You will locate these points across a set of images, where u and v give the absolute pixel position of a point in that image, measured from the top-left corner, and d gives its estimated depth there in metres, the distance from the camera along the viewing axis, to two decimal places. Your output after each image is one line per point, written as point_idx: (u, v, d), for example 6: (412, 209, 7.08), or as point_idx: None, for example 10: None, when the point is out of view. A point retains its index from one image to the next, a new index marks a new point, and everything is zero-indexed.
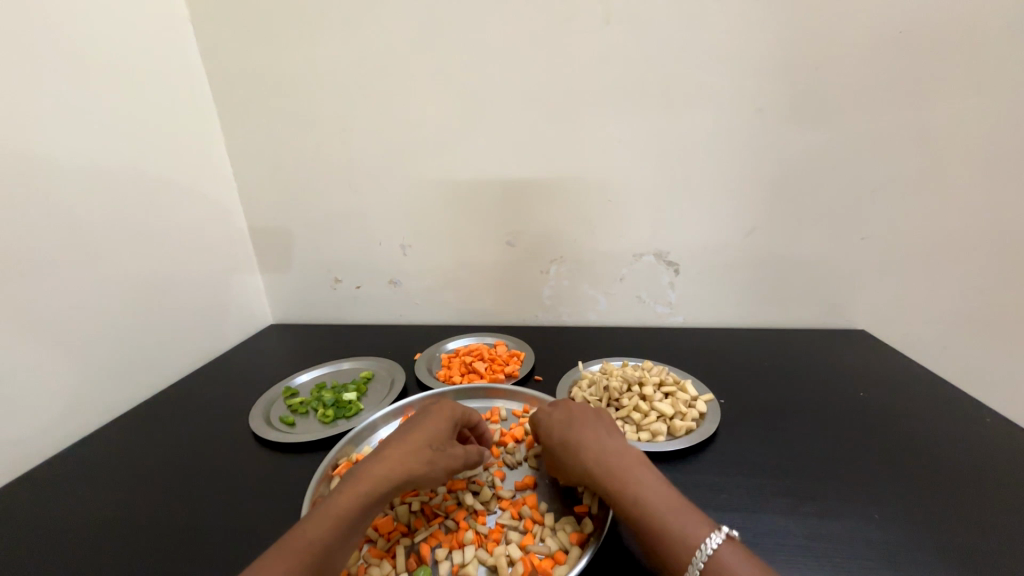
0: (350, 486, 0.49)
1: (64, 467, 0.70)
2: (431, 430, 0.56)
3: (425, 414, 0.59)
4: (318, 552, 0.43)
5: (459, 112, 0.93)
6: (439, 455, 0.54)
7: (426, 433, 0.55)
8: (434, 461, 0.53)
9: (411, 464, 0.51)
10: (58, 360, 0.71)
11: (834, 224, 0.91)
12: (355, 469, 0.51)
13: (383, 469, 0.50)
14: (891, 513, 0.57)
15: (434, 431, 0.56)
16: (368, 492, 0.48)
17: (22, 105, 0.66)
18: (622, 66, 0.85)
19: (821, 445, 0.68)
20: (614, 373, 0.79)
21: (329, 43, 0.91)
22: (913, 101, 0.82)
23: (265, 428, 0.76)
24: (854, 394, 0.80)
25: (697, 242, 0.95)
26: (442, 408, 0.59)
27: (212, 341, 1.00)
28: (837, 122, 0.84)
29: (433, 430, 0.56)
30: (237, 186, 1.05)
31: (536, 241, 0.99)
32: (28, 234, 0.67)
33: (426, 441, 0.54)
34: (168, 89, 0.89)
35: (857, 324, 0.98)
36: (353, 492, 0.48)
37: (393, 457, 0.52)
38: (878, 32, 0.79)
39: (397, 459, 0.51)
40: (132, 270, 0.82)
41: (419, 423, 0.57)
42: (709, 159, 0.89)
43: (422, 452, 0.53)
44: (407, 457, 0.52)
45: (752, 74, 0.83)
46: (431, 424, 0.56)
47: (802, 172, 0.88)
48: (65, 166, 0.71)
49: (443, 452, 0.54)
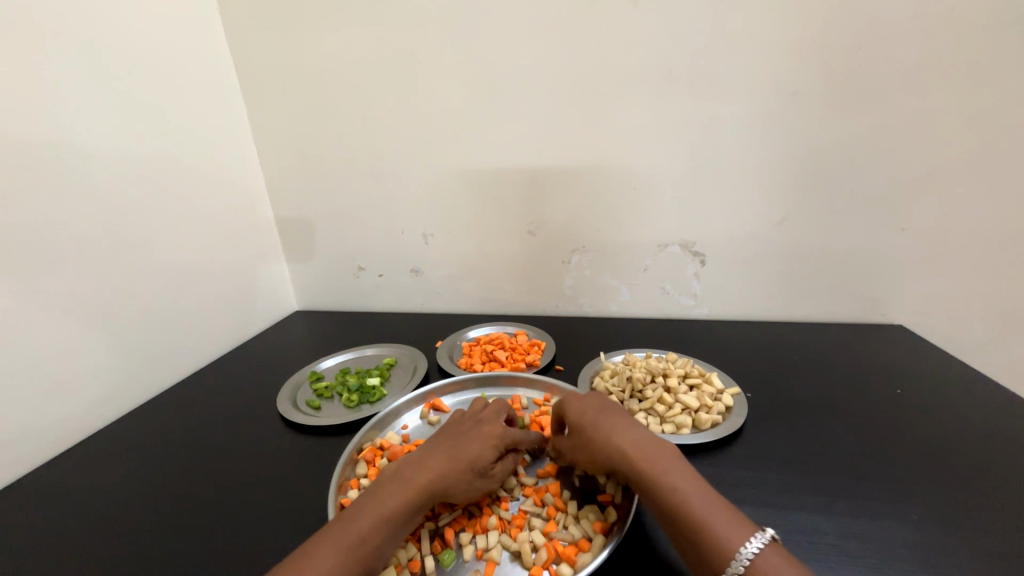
0: (395, 491, 0.49)
1: (106, 444, 0.74)
2: (481, 455, 0.54)
3: (475, 430, 0.57)
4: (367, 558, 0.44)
5: (482, 100, 0.92)
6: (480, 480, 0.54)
7: (474, 456, 0.54)
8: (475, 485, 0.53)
9: (456, 485, 0.52)
10: (99, 342, 0.75)
11: (873, 213, 0.86)
12: (400, 475, 0.51)
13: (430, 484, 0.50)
14: (931, 514, 0.54)
15: (484, 455, 0.55)
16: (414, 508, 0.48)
17: (61, 98, 0.68)
18: (650, 50, 0.83)
19: (854, 442, 0.66)
20: (637, 364, 0.78)
21: (353, 30, 0.91)
22: (964, 81, 0.77)
23: (291, 411, 0.78)
24: (890, 391, 0.77)
25: (725, 232, 0.92)
26: (491, 431, 0.57)
27: (240, 326, 1.03)
28: (879, 106, 0.80)
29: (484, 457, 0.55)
30: (264, 175, 1.07)
31: (558, 231, 0.98)
32: (69, 222, 0.70)
33: (470, 465, 0.53)
34: (197, 80, 0.91)
35: (894, 319, 0.94)
36: (402, 504, 0.48)
37: (437, 474, 0.51)
38: (928, 8, 0.74)
39: (440, 478, 0.51)
40: (165, 257, 0.85)
41: (473, 443, 0.55)
42: (740, 146, 0.86)
43: (468, 475, 0.53)
44: (449, 479, 0.51)
45: (788, 56, 0.79)
46: (483, 448, 0.55)
47: (839, 159, 0.84)
48: (102, 156, 0.74)
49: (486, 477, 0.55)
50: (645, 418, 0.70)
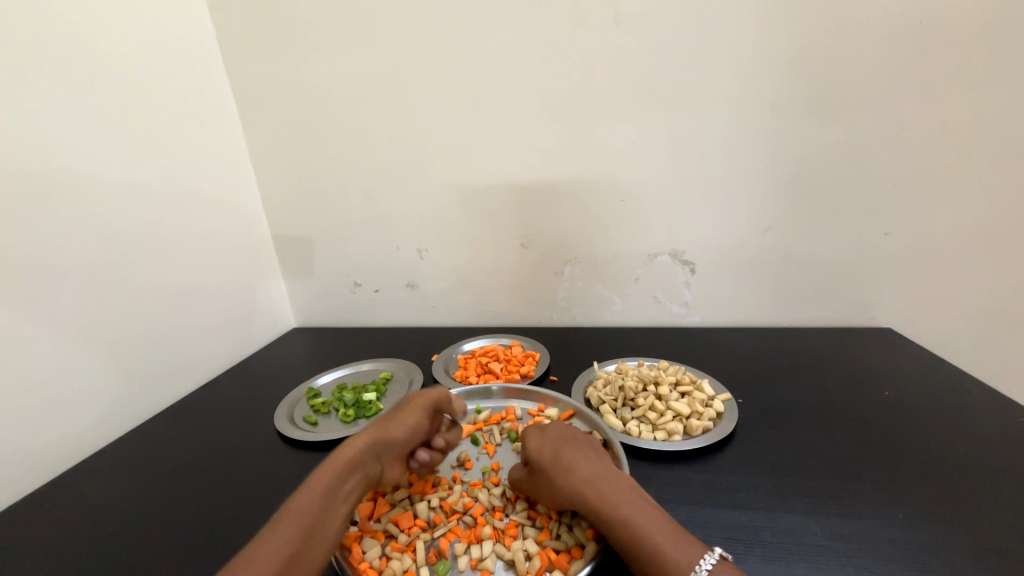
0: (332, 460, 0.54)
1: (102, 464, 0.74)
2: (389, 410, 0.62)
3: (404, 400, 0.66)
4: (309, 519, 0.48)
5: (474, 118, 0.95)
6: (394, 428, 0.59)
7: (393, 413, 0.62)
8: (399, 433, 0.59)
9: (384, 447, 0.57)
10: (100, 362, 0.76)
11: (855, 219, 0.89)
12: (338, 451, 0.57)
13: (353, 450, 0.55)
14: (919, 514, 0.55)
15: (401, 408, 0.62)
16: (342, 468, 0.53)
17: (66, 125, 0.71)
18: (633, 67, 0.86)
19: (844, 445, 0.67)
20: (629, 372, 0.79)
21: (346, 56, 0.95)
22: (936, 91, 0.80)
23: (288, 428, 0.79)
24: (878, 393, 0.78)
25: (713, 241, 0.94)
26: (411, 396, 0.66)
27: (238, 345, 1.04)
28: (854, 116, 0.83)
29: (414, 427, 0.60)
30: (261, 196, 1.09)
31: (549, 243, 1.00)
32: (71, 244, 0.72)
33: (393, 419, 0.61)
34: (192, 103, 0.93)
35: (882, 322, 0.95)
36: (333, 474, 0.52)
37: (363, 432, 0.58)
38: (895, 24, 0.78)
39: (366, 433, 0.58)
40: (164, 276, 0.87)
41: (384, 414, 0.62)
42: (723, 158, 0.88)
43: (387, 427, 0.59)
44: (374, 431, 0.58)
45: (765, 71, 0.83)
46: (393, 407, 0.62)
47: (819, 168, 0.86)
48: (103, 179, 0.76)
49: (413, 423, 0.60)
50: (638, 425, 0.71)
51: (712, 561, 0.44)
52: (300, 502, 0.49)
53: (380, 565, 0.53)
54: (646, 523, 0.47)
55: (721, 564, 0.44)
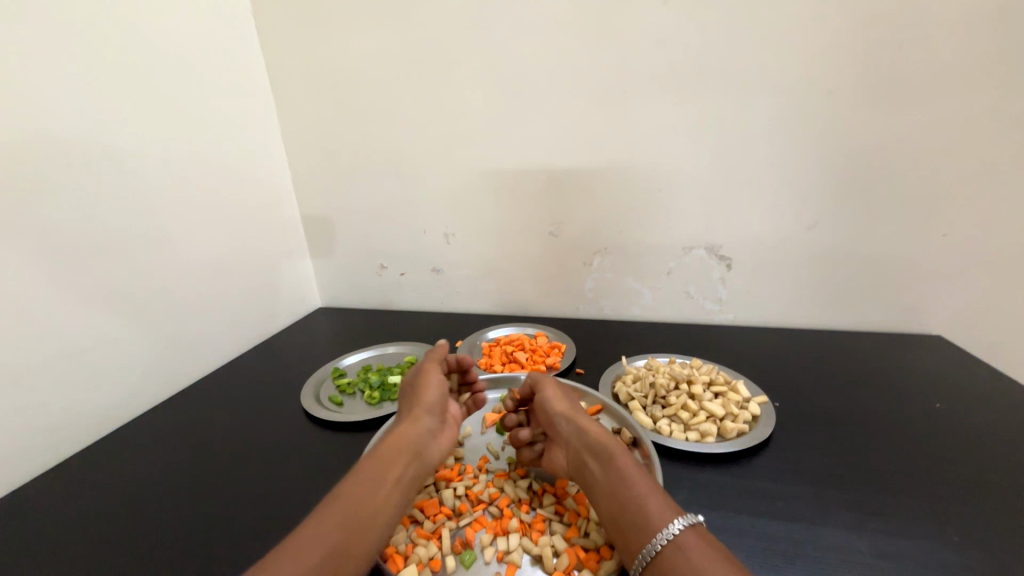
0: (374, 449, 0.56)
1: (138, 433, 0.77)
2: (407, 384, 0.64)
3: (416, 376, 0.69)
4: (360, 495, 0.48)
5: (507, 100, 0.92)
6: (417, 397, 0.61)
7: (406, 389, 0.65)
8: (427, 400, 0.60)
9: (422, 418, 0.58)
10: (134, 334, 0.78)
11: (911, 219, 0.83)
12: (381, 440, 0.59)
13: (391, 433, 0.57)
14: (976, 537, 0.51)
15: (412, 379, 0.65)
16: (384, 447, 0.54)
17: (105, 99, 0.72)
18: (679, 47, 0.81)
19: (890, 458, 0.63)
20: (660, 369, 0.77)
21: (378, 32, 0.93)
22: (1018, 79, 0.72)
23: (314, 406, 0.79)
24: (927, 405, 0.73)
25: (753, 237, 0.90)
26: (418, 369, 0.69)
27: (266, 322, 1.06)
28: (921, 106, 0.77)
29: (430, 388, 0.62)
30: (291, 176, 1.10)
31: (579, 232, 0.97)
32: (108, 216, 0.73)
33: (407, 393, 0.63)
34: (226, 79, 0.93)
35: (933, 330, 0.89)
36: (377, 455, 0.53)
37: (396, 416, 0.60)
38: (976, 5, 0.71)
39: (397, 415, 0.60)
40: (197, 253, 0.88)
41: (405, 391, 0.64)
42: (771, 148, 0.83)
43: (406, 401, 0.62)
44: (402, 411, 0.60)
45: (822, 55, 0.77)
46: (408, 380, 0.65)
47: (875, 163, 0.81)
48: (139, 153, 0.77)
49: (436, 386, 0.62)
50: (669, 425, 0.69)
51: (678, 528, 0.43)
52: (348, 482, 0.49)
53: (406, 551, 0.53)
54: (635, 479, 0.49)
55: (690, 530, 0.43)
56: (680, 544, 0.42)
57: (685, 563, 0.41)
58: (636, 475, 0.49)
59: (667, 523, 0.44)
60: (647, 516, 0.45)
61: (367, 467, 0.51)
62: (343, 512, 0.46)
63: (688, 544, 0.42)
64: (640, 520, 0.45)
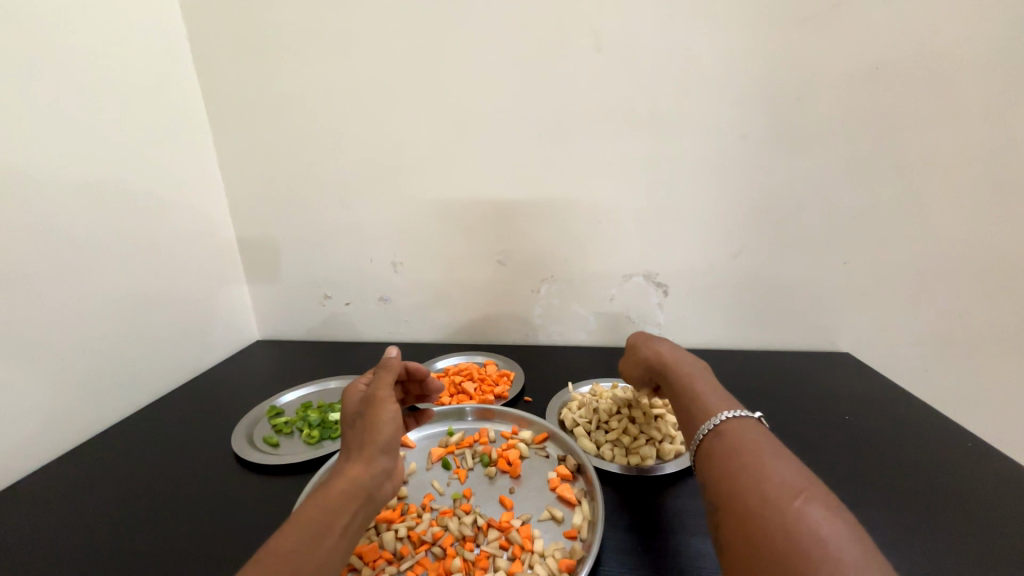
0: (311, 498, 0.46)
1: (32, 490, 0.67)
2: (354, 403, 0.55)
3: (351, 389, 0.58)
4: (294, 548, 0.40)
5: (455, 133, 0.94)
6: (372, 417, 0.52)
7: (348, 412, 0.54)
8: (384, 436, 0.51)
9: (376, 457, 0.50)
10: (38, 377, 0.70)
11: (817, 249, 0.93)
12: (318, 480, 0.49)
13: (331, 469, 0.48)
14: (880, 538, 0.57)
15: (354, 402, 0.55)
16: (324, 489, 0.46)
17: (17, 119, 0.66)
18: (614, 91, 0.88)
19: (809, 469, 0.69)
20: (603, 395, 0.80)
21: (324, 62, 0.93)
22: (890, 133, 0.85)
23: (246, 449, 0.74)
24: (840, 417, 0.81)
25: (686, 265, 0.97)
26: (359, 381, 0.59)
27: (195, 358, 0.98)
28: (818, 151, 0.88)
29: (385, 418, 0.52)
30: (228, 202, 1.05)
31: (527, 260, 1.00)
32: (12, 245, 0.66)
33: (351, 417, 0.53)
34: (157, 100, 0.88)
35: (842, 347, 1.00)
36: (319, 498, 0.44)
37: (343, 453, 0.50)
38: (855, 69, 0.83)
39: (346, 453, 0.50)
40: (120, 285, 0.81)
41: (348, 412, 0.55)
42: (698, 185, 0.91)
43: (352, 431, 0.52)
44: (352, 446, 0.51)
45: (736, 104, 0.86)
46: (354, 398, 0.56)
47: (785, 200, 0.91)
48: (54, 177, 0.71)
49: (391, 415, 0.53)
50: (611, 449, 0.71)
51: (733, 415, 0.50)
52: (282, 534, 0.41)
53: None
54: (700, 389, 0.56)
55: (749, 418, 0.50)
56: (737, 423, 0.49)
57: (744, 442, 0.47)
58: (699, 385, 0.56)
59: (720, 412, 0.51)
60: (703, 405, 0.53)
61: (306, 516, 0.42)
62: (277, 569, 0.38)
63: (750, 431, 0.48)
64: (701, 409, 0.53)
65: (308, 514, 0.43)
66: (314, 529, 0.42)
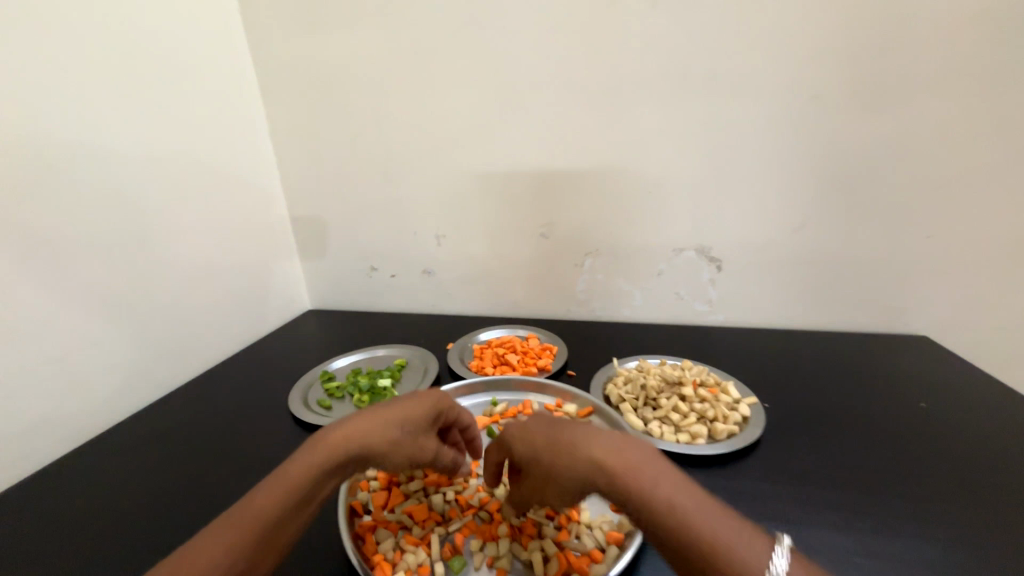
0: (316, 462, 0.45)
1: (120, 438, 0.75)
2: (407, 410, 0.50)
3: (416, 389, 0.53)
4: (269, 522, 0.41)
5: (498, 100, 0.91)
6: (409, 438, 0.49)
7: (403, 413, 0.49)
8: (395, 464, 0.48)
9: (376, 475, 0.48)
10: (121, 337, 0.76)
11: (897, 221, 0.84)
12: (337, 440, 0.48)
13: (339, 440, 0.45)
14: (960, 535, 0.52)
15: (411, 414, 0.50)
16: (321, 465, 0.44)
17: (91, 98, 0.70)
18: (670, 49, 0.81)
19: (878, 457, 0.64)
20: (651, 371, 0.78)
21: (368, 31, 0.92)
22: (999, 85, 0.74)
23: (303, 410, 0.78)
24: (914, 404, 0.74)
25: (743, 238, 0.90)
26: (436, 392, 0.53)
27: (253, 325, 1.04)
28: (906, 110, 0.78)
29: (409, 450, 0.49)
30: (280, 176, 1.08)
31: (570, 234, 0.97)
32: (92, 216, 0.71)
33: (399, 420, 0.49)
34: (212, 76, 0.91)
35: (918, 330, 0.91)
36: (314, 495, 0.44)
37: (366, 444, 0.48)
38: (958, 11, 0.72)
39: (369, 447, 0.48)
40: (185, 255, 0.86)
41: (390, 402, 0.50)
42: (761, 150, 0.84)
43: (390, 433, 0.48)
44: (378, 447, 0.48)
45: (811, 58, 0.77)
46: (409, 403, 0.50)
47: (862, 166, 0.82)
48: (125, 152, 0.75)
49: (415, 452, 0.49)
50: (660, 426, 0.69)
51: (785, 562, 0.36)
52: (267, 500, 0.42)
53: (395, 558, 0.52)
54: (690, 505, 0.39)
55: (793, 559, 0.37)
56: None
57: None
58: (684, 498, 0.39)
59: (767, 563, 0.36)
60: (733, 558, 0.36)
61: (294, 489, 0.43)
62: (250, 540, 0.40)
63: None
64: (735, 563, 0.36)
65: (298, 484, 0.43)
66: (294, 509, 0.43)
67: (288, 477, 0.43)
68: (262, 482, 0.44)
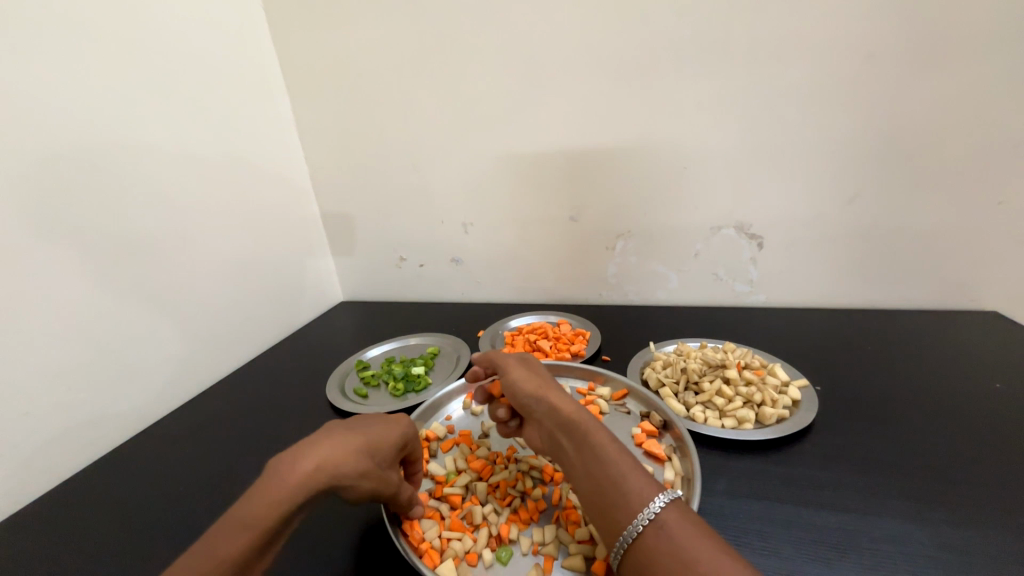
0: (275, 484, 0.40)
1: (172, 428, 0.79)
2: (371, 436, 0.48)
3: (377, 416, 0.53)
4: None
5: (523, 80, 0.89)
6: (376, 469, 0.48)
7: (369, 437, 0.48)
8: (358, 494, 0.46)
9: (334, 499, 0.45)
10: (168, 331, 0.80)
11: (964, 186, 0.77)
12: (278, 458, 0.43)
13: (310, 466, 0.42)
14: None
15: (378, 444, 0.49)
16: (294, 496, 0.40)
17: (132, 101, 0.73)
18: (704, 12, 0.76)
19: (949, 442, 0.59)
20: (692, 354, 0.75)
21: (388, 18, 0.91)
22: None
23: (340, 399, 0.80)
24: (988, 386, 0.68)
25: (786, 213, 0.85)
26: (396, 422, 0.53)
27: (289, 317, 1.07)
28: (978, 61, 0.70)
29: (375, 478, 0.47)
30: (309, 171, 1.10)
31: (600, 216, 0.94)
32: (138, 216, 0.74)
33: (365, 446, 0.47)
34: (240, 75, 0.93)
35: (986, 305, 0.83)
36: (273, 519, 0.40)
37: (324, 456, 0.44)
38: None
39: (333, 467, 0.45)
40: (222, 250, 0.89)
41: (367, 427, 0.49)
42: (806, 117, 0.78)
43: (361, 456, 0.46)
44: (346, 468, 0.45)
45: (864, 12, 0.71)
46: (376, 433, 0.49)
47: (924, 127, 0.74)
48: (164, 152, 0.78)
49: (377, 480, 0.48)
50: (703, 411, 0.66)
51: (660, 504, 0.39)
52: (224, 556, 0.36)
53: (441, 546, 0.52)
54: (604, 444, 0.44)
55: (674, 505, 0.39)
56: (661, 522, 0.38)
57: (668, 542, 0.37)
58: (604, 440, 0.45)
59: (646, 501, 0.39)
60: (624, 491, 0.40)
61: (263, 533, 0.38)
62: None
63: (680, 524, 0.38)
64: (620, 493, 0.40)
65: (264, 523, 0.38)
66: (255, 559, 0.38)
67: (258, 522, 0.38)
68: (212, 537, 0.37)
